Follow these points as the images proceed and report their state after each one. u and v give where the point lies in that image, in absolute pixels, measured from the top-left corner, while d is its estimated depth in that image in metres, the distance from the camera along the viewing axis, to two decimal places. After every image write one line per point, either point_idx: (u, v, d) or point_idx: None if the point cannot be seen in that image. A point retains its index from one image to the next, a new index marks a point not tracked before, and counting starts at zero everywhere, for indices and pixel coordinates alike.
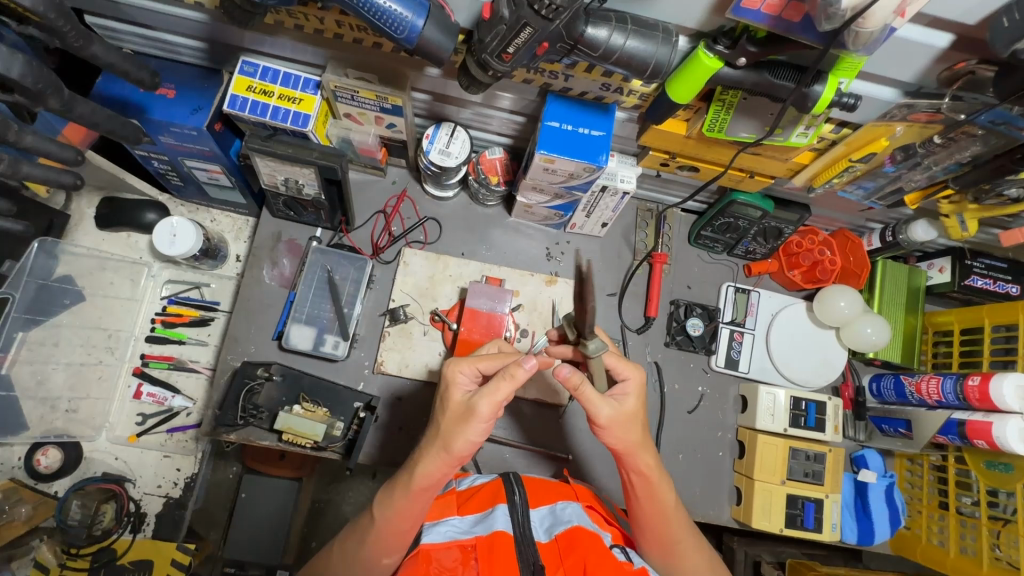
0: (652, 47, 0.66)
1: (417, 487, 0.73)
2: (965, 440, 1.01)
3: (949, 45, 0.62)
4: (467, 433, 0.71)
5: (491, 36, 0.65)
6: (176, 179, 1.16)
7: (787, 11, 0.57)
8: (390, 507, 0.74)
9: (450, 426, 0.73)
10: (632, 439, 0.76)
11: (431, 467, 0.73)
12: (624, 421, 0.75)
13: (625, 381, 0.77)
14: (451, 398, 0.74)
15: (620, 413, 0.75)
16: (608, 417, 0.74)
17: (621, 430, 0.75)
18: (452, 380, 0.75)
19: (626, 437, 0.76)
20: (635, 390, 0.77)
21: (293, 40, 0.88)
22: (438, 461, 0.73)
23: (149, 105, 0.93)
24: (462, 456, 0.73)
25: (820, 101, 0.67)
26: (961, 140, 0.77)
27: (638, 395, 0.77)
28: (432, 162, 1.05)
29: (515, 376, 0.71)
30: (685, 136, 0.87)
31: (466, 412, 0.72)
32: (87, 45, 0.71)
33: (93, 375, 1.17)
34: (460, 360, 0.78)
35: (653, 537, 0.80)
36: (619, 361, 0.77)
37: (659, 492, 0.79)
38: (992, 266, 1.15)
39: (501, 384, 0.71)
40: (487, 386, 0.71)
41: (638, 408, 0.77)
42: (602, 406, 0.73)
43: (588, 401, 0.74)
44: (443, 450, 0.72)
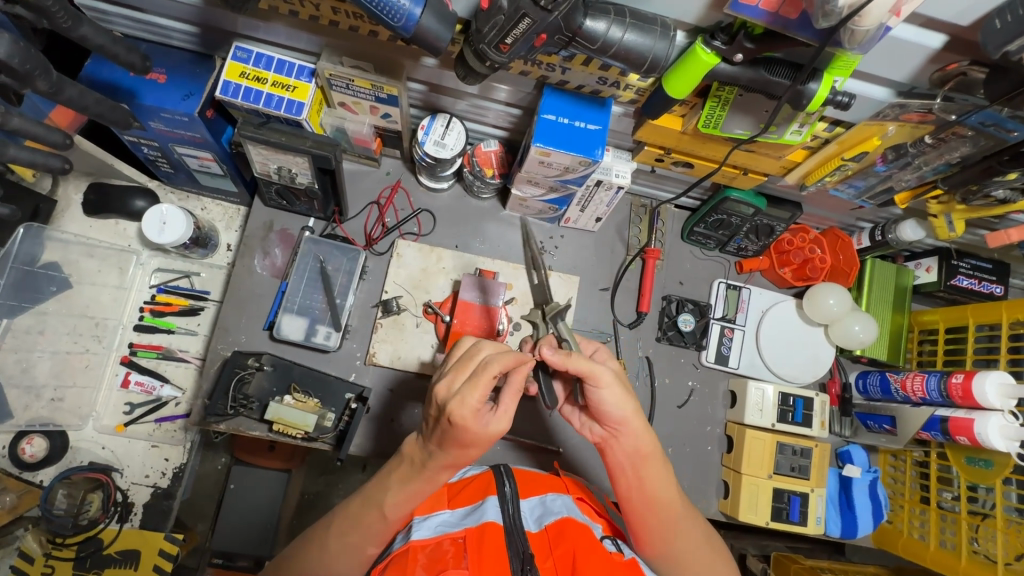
0: (650, 41, 0.66)
1: (427, 477, 0.73)
2: (947, 437, 1.03)
3: (942, 45, 0.62)
4: (481, 451, 0.70)
5: (488, 27, 0.64)
6: (167, 166, 1.15)
7: (784, 7, 0.57)
8: (403, 496, 0.74)
9: (472, 449, 0.69)
10: (628, 415, 0.75)
11: (444, 470, 0.73)
12: (620, 385, 0.75)
13: (605, 346, 0.79)
14: (466, 433, 0.67)
15: (616, 381, 0.74)
16: (609, 376, 0.73)
17: (622, 390, 0.74)
18: (454, 413, 0.66)
19: (624, 403, 0.74)
20: (615, 360, 0.79)
21: (288, 27, 0.87)
22: (455, 464, 0.71)
23: (140, 89, 0.92)
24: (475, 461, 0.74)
25: (814, 99, 0.68)
26: (951, 141, 0.77)
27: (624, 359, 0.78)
28: (427, 154, 1.04)
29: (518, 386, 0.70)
30: (681, 132, 0.88)
31: (493, 438, 0.68)
32: (76, 27, 0.70)
33: (79, 363, 1.16)
34: (450, 386, 0.68)
35: (651, 517, 0.78)
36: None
37: (654, 468, 0.77)
38: (978, 266, 1.17)
39: (513, 399, 0.69)
40: (505, 408, 0.69)
41: (626, 377, 0.78)
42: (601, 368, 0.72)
43: (588, 360, 0.72)
44: (463, 461, 0.71)
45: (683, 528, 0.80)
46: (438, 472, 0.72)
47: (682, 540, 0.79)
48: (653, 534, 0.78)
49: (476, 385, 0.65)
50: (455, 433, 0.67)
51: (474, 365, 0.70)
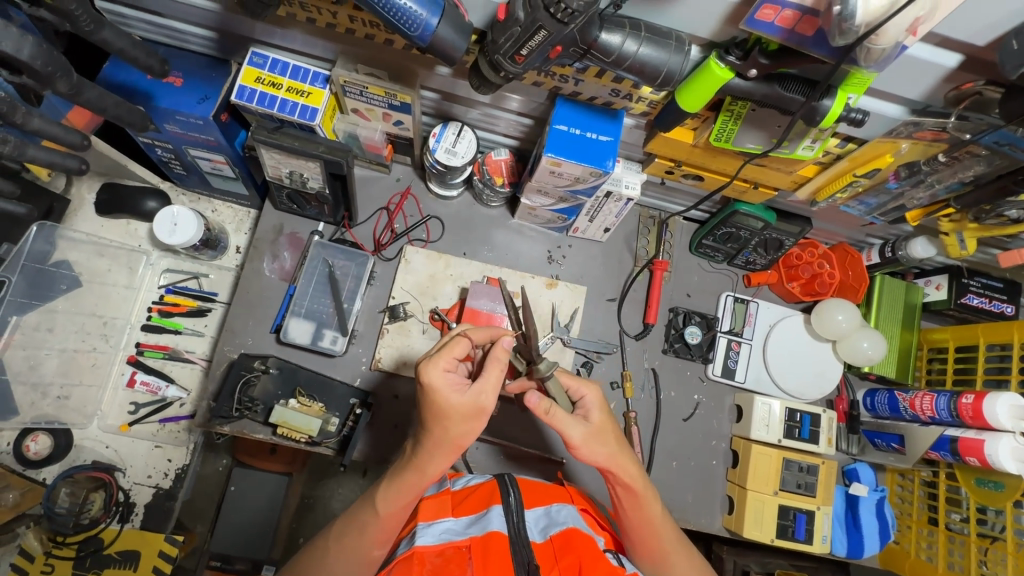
0: (665, 55, 0.66)
1: (417, 471, 0.73)
2: (957, 457, 1.01)
3: (958, 65, 0.62)
4: (469, 429, 0.72)
5: (504, 38, 0.65)
6: (179, 167, 1.16)
7: (800, 25, 0.57)
8: (394, 490, 0.74)
9: (457, 427, 0.71)
10: (610, 452, 0.77)
11: (434, 460, 0.73)
12: (597, 437, 0.76)
13: (584, 398, 0.79)
14: (449, 404, 0.70)
15: (591, 428, 0.76)
16: (580, 437, 0.75)
17: (598, 445, 0.76)
18: (437, 386, 0.70)
19: (602, 453, 0.76)
20: (596, 404, 0.79)
21: (304, 33, 0.88)
22: (440, 450, 0.72)
23: (156, 92, 0.93)
24: (466, 447, 0.73)
25: (829, 115, 0.67)
26: (965, 160, 0.77)
27: (601, 408, 0.79)
28: (438, 161, 1.05)
29: (502, 358, 0.72)
30: (692, 145, 0.88)
31: (475, 412, 0.71)
32: (98, 30, 0.70)
33: (87, 361, 1.17)
34: (434, 360, 0.71)
35: (644, 549, 0.80)
36: (574, 380, 0.80)
37: (645, 504, 0.79)
38: (989, 285, 1.16)
39: (494, 371, 0.71)
40: (486, 381, 0.71)
41: (607, 419, 0.78)
42: (572, 427, 0.74)
43: (561, 423, 0.75)
44: (446, 444, 0.72)
45: (679, 554, 0.80)
46: (426, 462, 0.73)
47: (679, 569, 0.80)
48: (647, 563, 0.81)
49: (441, 353, 0.71)
50: (437, 405, 0.70)
51: (457, 345, 0.73)
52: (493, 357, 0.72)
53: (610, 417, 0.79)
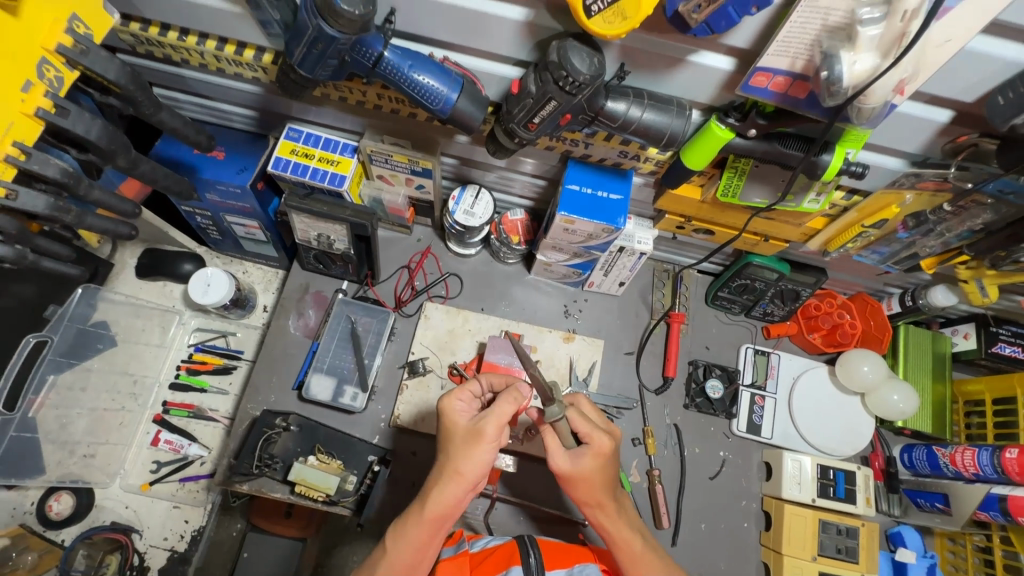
0: (668, 119, 0.71)
1: (430, 514, 0.72)
2: (1009, 518, 0.94)
3: (950, 120, 0.65)
4: (477, 459, 0.73)
5: (518, 108, 0.70)
6: (216, 233, 1.24)
7: (793, 89, 0.61)
8: (401, 536, 0.73)
9: (464, 454, 0.73)
10: (592, 494, 0.77)
11: (444, 490, 0.73)
12: (580, 480, 0.76)
13: (590, 444, 0.77)
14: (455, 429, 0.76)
15: (578, 472, 0.76)
16: (565, 472, 0.76)
17: (581, 485, 0.76)
18: (449, 411, 0.77)
19: (585, 492, 0.77)
20: (598, 452, 0.77)
21: (337, 110, 0.97)
22: (452, 487, 0.73)
23: (201, 165, 1.01)
24: (475, 481, 0.73)
25: (829, 168, 0.70)
26: (971, 209, 0.78)
27: (599, 457, 0.76)
28: (457, 221, 1.10)
29: (513, 395, 0.75)
30: (700, 201, 0.91)
31: (480, 440, 0.73)
32: (157, 113, 0.79)
33: (115, 421, 1.20)
34: (454, 391, 0.80)
35: None
36: (585, 425, 0.78)
37: (620, 550, 0.79)
38: (1020, 333, 1.13)
39: (502, 404, 0.74)
40: (493, 410, 0.74)
41: (599, 468, 0.76)
42: (555, 458, 0.76)
43: (551, 452, 0.77)
44: (451, 473, 0.73)
45: None
46: (440, 493, 0.73)
47: None
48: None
49: (458, 387, 0.80)
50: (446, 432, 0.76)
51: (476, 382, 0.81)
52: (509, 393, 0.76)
53: (604, 467, 0.77)
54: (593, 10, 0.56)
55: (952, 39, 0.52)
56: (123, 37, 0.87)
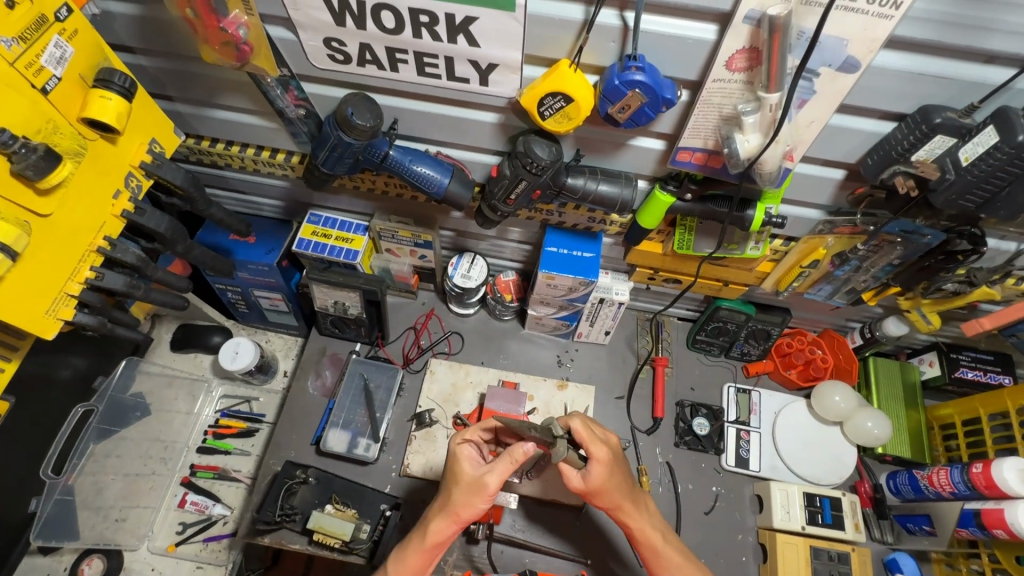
0: (618, 188, 0.87)
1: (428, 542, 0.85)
2: (985, 532, 0.99)
3: (844, 177, 0.81)
4: (471, 502, 0.83)
5: (498, 188, 0.88)
6: (243, 307, 1.40)
7: (710, 161, 0.79)
8: (403, 562, 0.86)
9: (461, 496, 0.83)
10: (616, 500, 0.88)
11: (437, 523, 0.85)
12: (601, 490, 0.87)
13: (592, 456, 0.87)
14: (462, 472, 0.85)
15: (596, 485, 0.86)
16: (584, 489, 0.87)
17: (602, 496, 0.87)
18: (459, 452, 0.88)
19: (609, 500, 0.88)
20: (603, 461, 0.86)
21: (351, 196, 1.17)
22: (445, 523, 0.84)
23: (235, 248, 1.19)
24: (465, 519, 0.83)
25: (754, 221, 0.85)
26: (886, 247, 0.92)
27: (604, 465, 0.86)
28: (456, 284, 1.25)
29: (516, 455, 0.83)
30: (662, 254, 1.06)
31: (480, 488, 0.82)
32: (208, 208, 0.98)
33: (145, 484, 1.30)
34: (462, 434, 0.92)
35: None
36: (583, 436, 0.88)
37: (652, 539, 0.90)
38: (979, 358, 1.24)
39: (505, 462, 0.83)
40: (496, 464, 0.83)
41: (609, 477, 0.87)
42: (572, 476, 0.87)
43: (566, 475, 0.88)
44: (448, 511, 0.84)
45: None
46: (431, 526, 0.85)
47: None
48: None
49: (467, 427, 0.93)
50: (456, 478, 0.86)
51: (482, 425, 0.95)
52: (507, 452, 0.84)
53: (614, 475, 0.87)
54: (546, 114, 0.75)
55: (815, 120, 0.69)
56: (180, 150, 1.09)
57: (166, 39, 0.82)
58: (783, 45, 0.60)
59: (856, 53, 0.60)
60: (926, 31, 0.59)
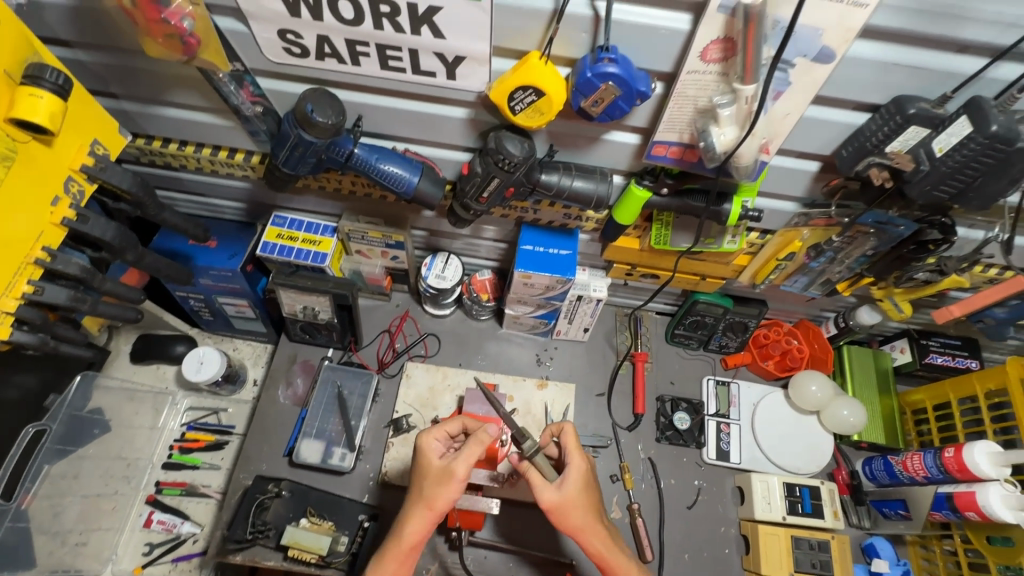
0: (594, 184, 0.85)
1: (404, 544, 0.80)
2: (958, 514, 1.01)
3: (818, 168, 0.80)
4: (446, 495, 0.80)
5: (469, 186, 0.84)
6: (208, 314, 1.34)
7: (686, 155, 0.77)
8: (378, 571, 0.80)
9: (438, 492, 0.80)
10: (581, 520, 0.83)
11: (414, 525, 0.80)
12: (570, 505, 0.83)
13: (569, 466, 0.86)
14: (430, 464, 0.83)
15: (564, 497, 0.83)
16: (552, 503, 0.83)
17: (570, 512, 0.83)
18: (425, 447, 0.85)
19: (572, 520, 0.83)
20: (578, 475, 0.85)
21: (317, 197, 1.11)
22: (423, 522, 0.80)
23: (195, 254, 1.13)
24: (440, 513, 0.80)
25: (731, 215, 0.84)
26: (859, 238, 0.92)
27: (580, 478, 0.85)
28: (430, 285, 1.22)
29: (485, 440, 0.83)
30: (639, 250, 1.05)
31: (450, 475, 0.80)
32: (160, 212, 0.92)
33: (108, 505, 1.22)
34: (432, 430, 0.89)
35: None
36: (566, 447, 0.88)
37: (620, 573, 0.83)
38: (948, 343, 1.26)
39: (474, 447, 0.81)
40: (465, 450, 0.82)
41: (582, 490, 0.84)
42: (542, 487, 0.83)
43: (536, 487, 0.84)
44: (424, 505, 0.80)
45: None
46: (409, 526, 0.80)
47: None
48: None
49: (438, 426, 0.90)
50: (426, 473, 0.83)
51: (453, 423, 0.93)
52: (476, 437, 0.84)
53: (585, 489, 0.85)
54: (516, 108, 0.72)
55: (790, 111, 0.67)
56: (129, 151, 1.02)
57: (104, 31, 0.76)
58: (759, 35, 0.58)
59: (831, 43, 0.59)
60: (900, 20, 0.58)
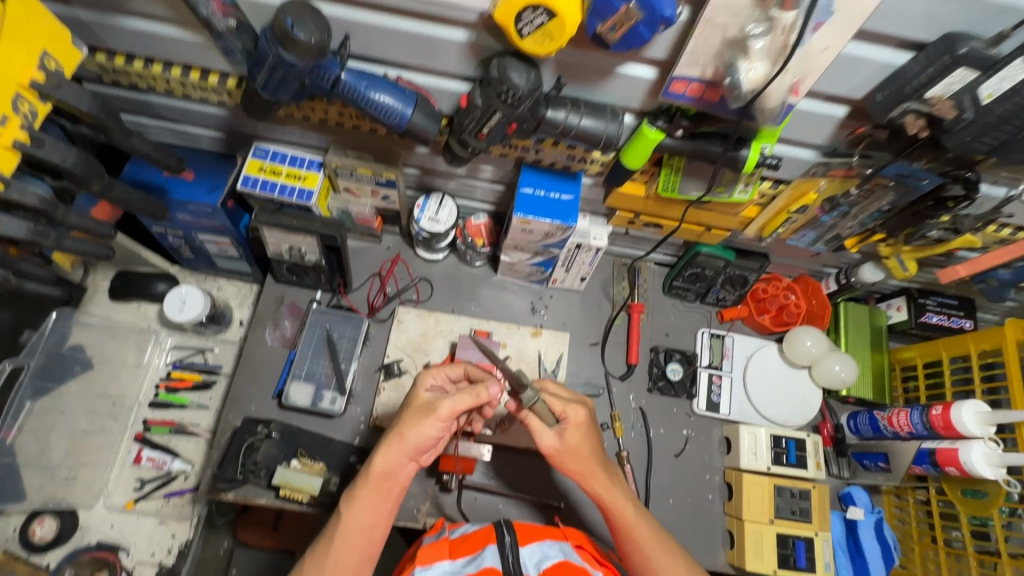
0: (603, 124, 0.78)
1: (377, 475, 0.81)
2: (938, 469, 1.05)
3: (846, 114, 0.74)
4: (426, 433, 0.81)
5: (468, 120, 0.78)
6: (188, 252, 1.27)
7: (707, 94, 0.70)
8: (351, 500, 0.81)
9: (414, 430, 0.81)
10: (581, 465, 0.85)
11: (384, 457, 0.81)
12: (571, 452, 0.85)
13: (566, 416, 0.85)
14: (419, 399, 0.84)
15: (565, 446, 0.84)
16: (554, 449, 0.85)
17: (570, 457, 0.84)
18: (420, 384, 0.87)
19: (573, 465, 0.85)
20: (577, 422, 0.85)
21: (301, 128, 1.03)
22: (393, 452, 0.81)
23: (171, 187, 1.05)
24: (414, 448, 0.81)
25: (748, 161, 0.79)
26: (878, 192, 0.87)
27: (579, 428, 0.84)
28: (423, 228, 1.16)
29: (480, 394, 0.81)
30: (645, 196, 0.99)
31: (429, 412, 0.81)
32: (127, 138, 0.83)
33: (94, 442, 1.22)
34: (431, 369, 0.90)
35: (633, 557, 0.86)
36: (558, 401, 0.85)
37: (617, 513, 0.87)
38: (945, 303, 1.25)
39: (465, 396, 0.80)
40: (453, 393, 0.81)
41: (583, 437, 0.85)
42: (543, 434, 0.84)
43: (537, 434, 0.85)
44: (398, 439, 0.81)
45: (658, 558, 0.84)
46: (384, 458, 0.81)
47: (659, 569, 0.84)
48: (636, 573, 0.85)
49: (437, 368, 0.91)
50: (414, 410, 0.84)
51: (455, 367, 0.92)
52: (471, 388, 0.82)
53: (587, 435, 0.86)
54: (525, 31, 0.63)
55: (829, 46, 0.61)
56: (88, 68, 0.92)
57: None
58: None
59: None
60: None
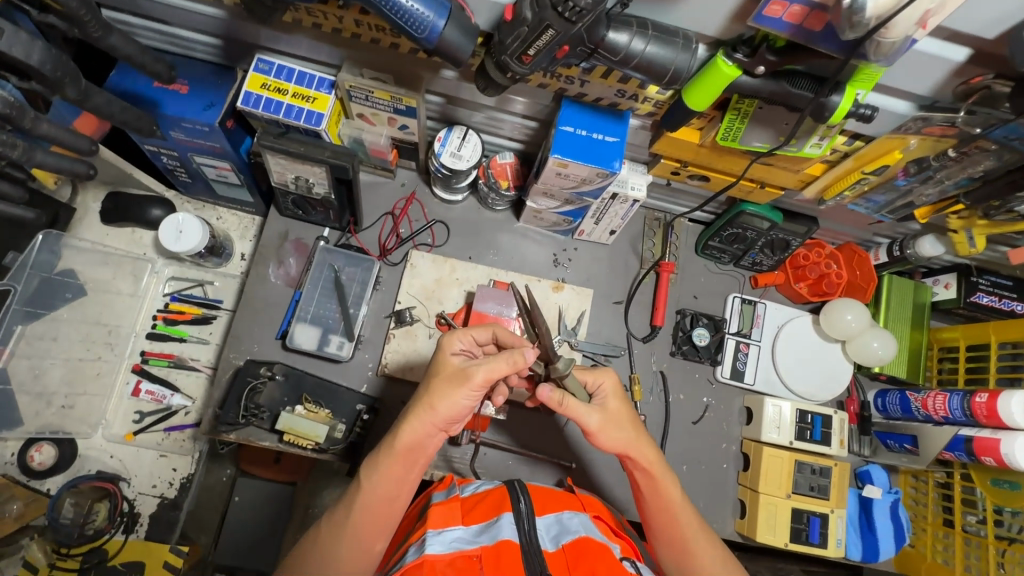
0: (672, 53, 0.66)
1: (402, 447, 0.74)
2: (972, 457, 1.00)
3: (966, 58, 0.62)
4: (458, 405, 0.74)
5: (512, 38, 0.65)
6: (184, 176, 1.16)
7: (809, 20, 0.58)
8: (371, 470, 0.74)
9: (445, 398, 0.74)
10: (626, 437, 0.80)
11: (411, 428, 0.74)
12: (613, 422, 0.81)
13: (602, 386, 0.83)
14: (449, 364, 0.77)
15: (607, 417, 0.80)
16: (594, 428, 0.79)
17: (614, 429, 0.80)
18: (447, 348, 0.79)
19: (619, 438, 0.80)
20: (612, 392, 0.83)
21: (311, 39, 0.89)
22: (423, 424, 0.74)
23: (163, 99, 0.93)
24: (445, 419, 0.75)
25: (837, 111, 0.67)
26: (975, 155, 0.76)
27: (615, 395, 0.83)
28: (444, 165, 1.05)
29: (518, 362, 0.76)
30: (698, 145, 0.88)
31: (463, 380, 0.74)
32: (106, 36, 0.71)
33: (91, 370, 1.15)
34: (457, 331, 0.82)
35: (665, 539, 0.80)
36: (591, 374, 0.83)
37: (660, 492, 0.80)
38: (998, 283, 1.15)
39: (502, 363, 0.75)
40: (489, 359, 0.75)
41: (622, 406, 0.83)
42: (589, 415, 0.78)
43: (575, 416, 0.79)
44: (427, 408, 0.74)
45: (699, 542, 0.78)
46: (410, 427, 0.74)
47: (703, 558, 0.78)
48: (674, 561, 0.79)
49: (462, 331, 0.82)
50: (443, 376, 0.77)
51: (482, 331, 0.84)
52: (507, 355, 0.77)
53: (625, 407, 0.83)
54: None
55: None
56: None
57: None
58: None
59: None
60: None
